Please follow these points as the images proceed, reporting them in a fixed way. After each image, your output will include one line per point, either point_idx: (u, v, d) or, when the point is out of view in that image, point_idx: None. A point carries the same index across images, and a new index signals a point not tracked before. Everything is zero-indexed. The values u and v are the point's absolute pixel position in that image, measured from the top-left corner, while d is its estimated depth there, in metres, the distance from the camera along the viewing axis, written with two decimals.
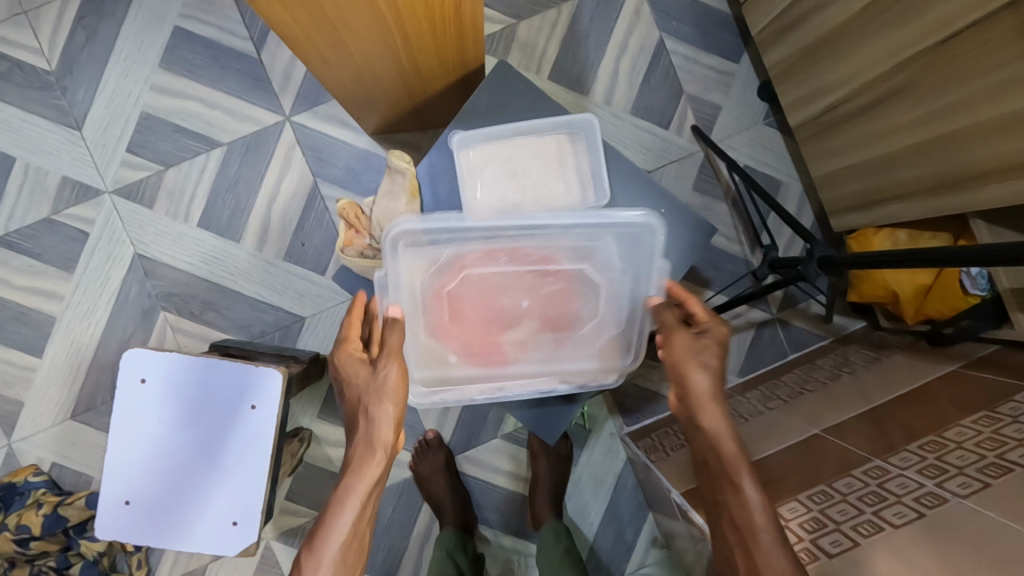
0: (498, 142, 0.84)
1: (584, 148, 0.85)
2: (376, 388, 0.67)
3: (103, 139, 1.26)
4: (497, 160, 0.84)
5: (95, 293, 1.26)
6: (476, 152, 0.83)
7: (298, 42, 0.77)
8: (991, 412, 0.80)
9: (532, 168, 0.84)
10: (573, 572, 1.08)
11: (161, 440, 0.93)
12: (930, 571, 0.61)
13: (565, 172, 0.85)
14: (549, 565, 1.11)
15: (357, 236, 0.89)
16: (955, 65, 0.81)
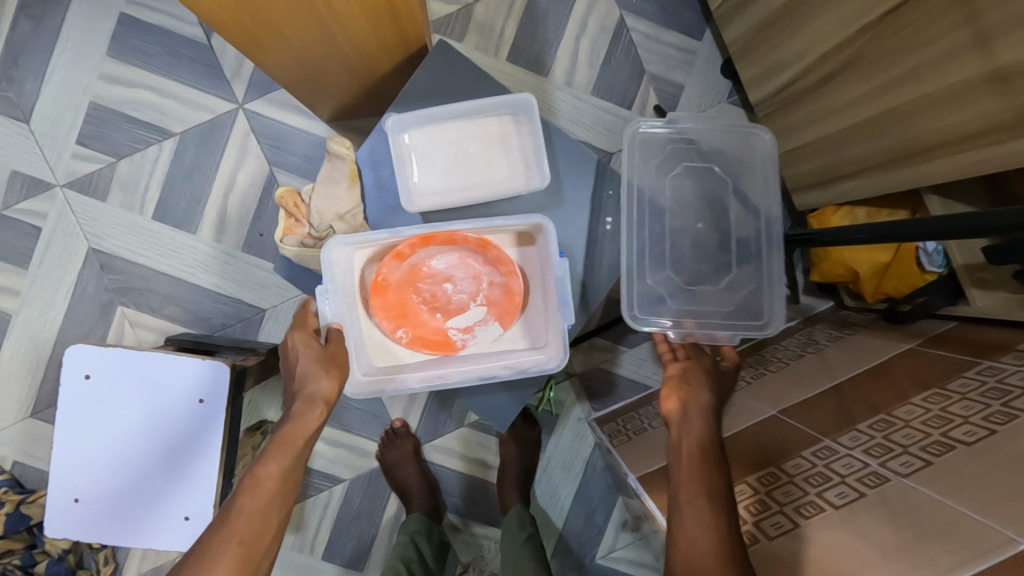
0: (438, 125, 0.84)
1: (526, 128, 0.84)
2: (308, 369, 0.73)
3: (53, 131, 1.23)
4: (437, 143, 0.84)
5: (52, 289, 1.24)
6: (414, 135, 0.84)
7: (232, 34, 0.75)
8: (942, 389, 0.79)
9: (472, 150, 0.85)
10: (534, 558, 1.08)
11: (108, 436, 0.91)
12: (857, 552, 0.64)
13: (504, 154, 0.84)
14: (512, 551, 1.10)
15: (297, 224, 0.87)
16: (901, 36, 0.79)
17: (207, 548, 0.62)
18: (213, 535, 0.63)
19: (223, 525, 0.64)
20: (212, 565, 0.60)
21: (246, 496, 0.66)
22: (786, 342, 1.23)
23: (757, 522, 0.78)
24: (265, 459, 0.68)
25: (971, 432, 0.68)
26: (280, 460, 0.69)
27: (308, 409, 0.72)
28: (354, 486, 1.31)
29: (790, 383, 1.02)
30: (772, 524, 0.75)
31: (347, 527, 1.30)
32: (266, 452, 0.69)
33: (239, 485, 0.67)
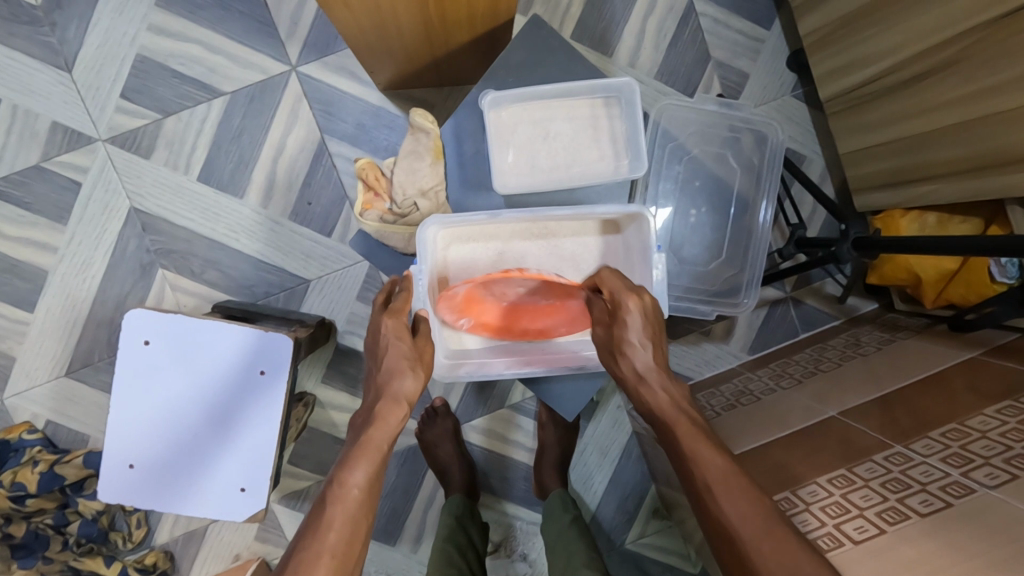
0: (532, 101, 0.81)
1: (619, 113, 0.82)
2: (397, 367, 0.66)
3: (96, 81, 1.17)
4: (530, 120, 0.81)
5: (91, 246, 1.20)
6: (508, 110, 0.80)
7: None
8: (1015, 402, 0.81)
9: (564, 131, 0.82)
10: (581, 537, 1.09)
11: (163, 402, 0.89)
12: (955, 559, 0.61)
13: (594, 137, 0.82)
14: (557, 533, 1.11)
15: (377, 199, 0.84)
16: (1012, 42, 0.77)
17: (300, 560, 0.55)
18: (304, 545, 0.56)
19: (315, 532, 0.57)
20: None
21: (335, 506, 0.58)
22: (832, 343, 1.23)
23: (837, 525, 0.72)
24: (351, 466, 0.61)
25: None
26: (369, 466, 0.61)
27: (394, 411, 0.64)
28: (391, 461, 1.30)
29: (846, 384, 1.02)
30: (853, 528, 0.70)
31: (382, 501, 1.30)
32: (349, 458, 0.62)
33: (322, 492, 0.60)
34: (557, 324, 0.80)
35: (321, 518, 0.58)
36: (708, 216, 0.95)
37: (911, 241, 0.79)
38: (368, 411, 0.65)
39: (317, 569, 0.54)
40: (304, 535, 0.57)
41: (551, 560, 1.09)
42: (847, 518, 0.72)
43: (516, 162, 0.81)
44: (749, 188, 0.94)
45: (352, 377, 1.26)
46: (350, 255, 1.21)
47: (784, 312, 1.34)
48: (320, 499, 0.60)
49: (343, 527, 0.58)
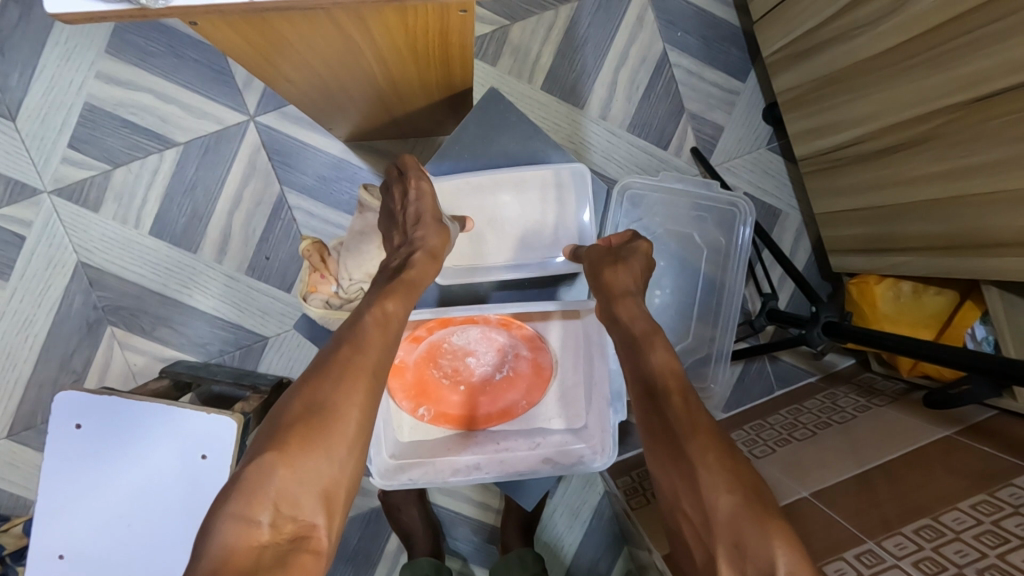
0: (482, 181, 0.80)
1: (569, 198, 0.82)
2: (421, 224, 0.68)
3: (41, 131, 1.12)
4: (478, 200, 0.81)
5: (34, 303, 1.14)
6: (458, 189, 0.79)
7: (248, 59, 0.65)
8: (991, 498, 0.77)
9: (511, 216, 0.82)
10: None
11: (97, 483, 0.84)
12: None
13: (539, 220, 0.83)
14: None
15: (323, 281, 0.79)
16: (984, 126, 0.74)
17: (285, 422, 0.52)
18: (290, 411, 0.53)
19: (325, 398, 0.54)
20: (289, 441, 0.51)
21: (327, 374, 0.55)
22: (808, 405, 1.19)
23: None
24: (354, 340, 0.58)
25: None
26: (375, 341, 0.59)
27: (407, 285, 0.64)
28: (352, 523, 1.25)
29: (821, 459, 0.98)
30: None
31: (343, 565, 1.25)
32: (350, 336, 0.59)
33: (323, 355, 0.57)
34: (518, 398, 0.77)
35: (324, 386, 0.54)
36: (675, 296, 0.91)
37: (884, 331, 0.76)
38: (364, 306, 0.61)
39: (299, 433, 0.51)
40: (307, 403, 0.54)
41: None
42: None
43: (460, 245, 0.81)
44: (718, 269, 0.91)
45: None
46: None
47: (759, 367, 1.31)
48: (323, 365, 0.57)
49: (356, 397, 0.55)
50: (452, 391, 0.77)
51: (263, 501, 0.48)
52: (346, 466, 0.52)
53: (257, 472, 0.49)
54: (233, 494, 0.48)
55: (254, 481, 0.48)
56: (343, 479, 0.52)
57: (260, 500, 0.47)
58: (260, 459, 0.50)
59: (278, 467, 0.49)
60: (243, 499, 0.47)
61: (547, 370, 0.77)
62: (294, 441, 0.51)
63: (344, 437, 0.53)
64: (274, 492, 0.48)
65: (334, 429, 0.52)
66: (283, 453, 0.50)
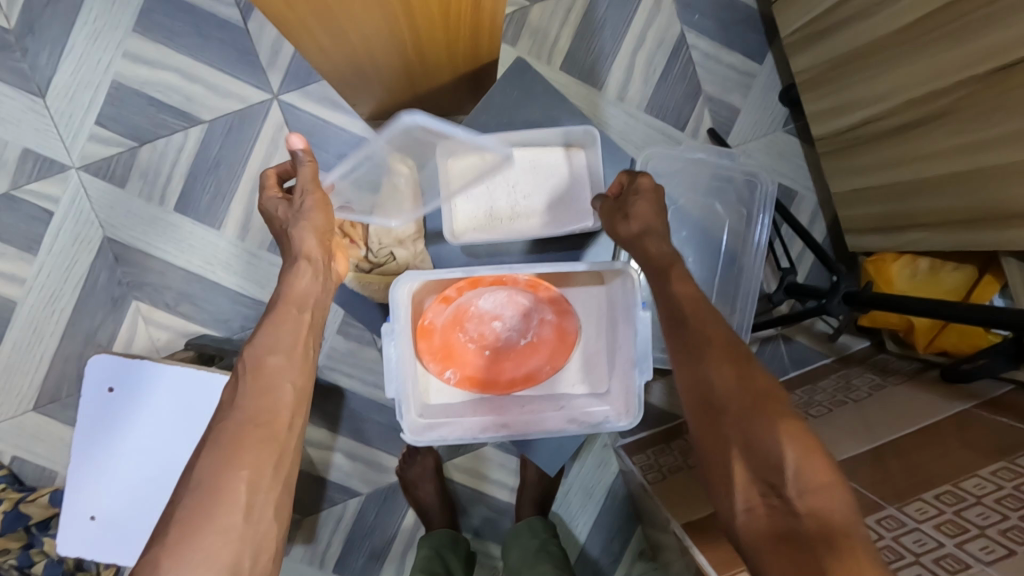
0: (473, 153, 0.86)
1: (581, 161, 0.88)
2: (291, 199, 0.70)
3: (69, 109, 1.14)
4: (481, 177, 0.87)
5: (61, 278, 1.16)
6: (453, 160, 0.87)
7: (288, 25, 0.67)
8: (1011, 464, 0.78)
9: (524, 184, 0.88)
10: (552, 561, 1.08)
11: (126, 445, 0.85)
12: None
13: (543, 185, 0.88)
14: (525, 558, 1.10)
15: (353, 246, 0.88)
16: (1009, 95, 0.75)
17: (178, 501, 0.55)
18: (188, 485, 0.55)
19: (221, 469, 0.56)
20: (189, 516, 0.54)
21: (226, 433, 0.58)
22: (824, 385, 1.20)
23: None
24: (246, 388, 0.61)
25: None
26: (285, 370, 0.63)
27: (295, 297, 0.67)
28: (370, 500, 1.27)
29: (839, 432, 1.00)
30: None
31: (360, 541, 1.27)
32: (248, 383, 0.62)
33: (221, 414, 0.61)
34: (542, 364, 0.78)
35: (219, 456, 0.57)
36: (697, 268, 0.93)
37: None
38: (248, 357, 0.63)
39: (200, 503, 0.54)
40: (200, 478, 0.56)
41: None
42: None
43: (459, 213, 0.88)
44: (738, 242, 0.93)
45: (330, 412, 1.24)
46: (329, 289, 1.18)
47: (774, 349, 1.31)
48: (217, 431, 0.59)
49: (254, 456, 0.57)
50: (476, 356, 0.78)
51: None
52: (246, 531, 0.54)
53: (151, 566, 0.52)
54: None
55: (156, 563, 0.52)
56: (246, 548, 0.54)
57: None
58: (153, 552, 0.52)
59: (177, 551, 0.52)
60: None
61: (571, 336, 0.78)
62: (181, 526, 0.53)
63: (247, 499, 0.55)
64: None
65: (229, 498, 0.55)
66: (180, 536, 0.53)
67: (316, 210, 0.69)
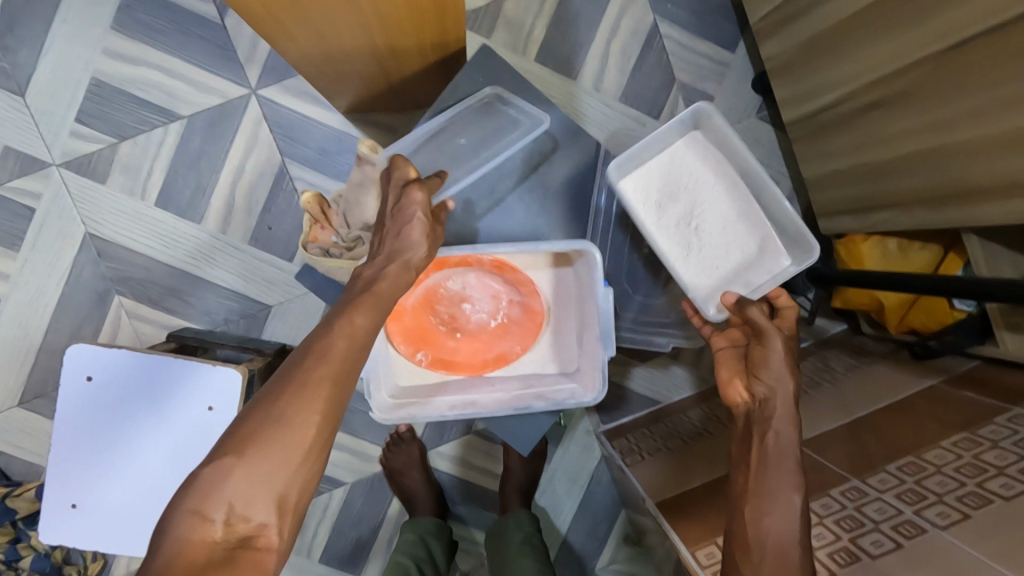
0: (710, 159, 0.99)
1: (744, 201, 0.98)
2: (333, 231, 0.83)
3: (50, 106, 1.15)
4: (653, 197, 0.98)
5: (45, 274, 1.18)
6: (651, 154, 1.00)
7: (254, 16, 0.69)
8: (972, 435, 0.79)
9: (708, 223, 0.97)
10: (535, 556, 1.10)
11: (121, 436, 0.86)
12: None
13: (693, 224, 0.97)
14: (509, 550, 1.12)
15: (323, 231, 0.83)
16: (964, 72, 0.76)
17: (254, 429, 0.50)
18: (267, 413, 0.51)
19: (266, 410, 0.51)
20: (253, 445, 0.49)
21: (316, 362, 0.54)
22: (801, 367, 1.22)
23: (853, 539, 0.72)
24: (335, 325, 0.57)
25: (1008, 485, 0.69)
26: (370, 314, 0.59)
27: (377, 297, 0.60)
28: (355, 489, 1.28)
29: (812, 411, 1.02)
30: (869, 543, 0.70)
31: (346, 530, 1.28)
32: (338, 314, 0.59)
33: (301, 349, 0.56)
34: (512, 344, 0.79)
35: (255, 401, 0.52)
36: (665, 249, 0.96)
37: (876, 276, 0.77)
38: (333, 314, 0.58)
39: (268, 428, 0.50)
40: (266, 411, 0.51)
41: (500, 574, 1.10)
42: (862, 534, 0.72)
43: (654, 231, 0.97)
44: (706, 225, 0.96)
45: None
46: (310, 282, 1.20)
47: None
48: (288, 370, 0.54)
49: (317, 400, 0.52)
50: (448, 339, 0.79)
51: (215, 502, 0.47)
52: (302, 466, 0.51)
53: (207, 478, 0.48)
54: (185, 494, 0.48)
55: (204, 482, 0.48)
56: (297, 481, 0.50)
57: (208, 503, 0.47)
58: (217, 460, 0.49)
59: (236, 469, 0.49)
60: (194, 501, 0.47)
61: (540, 315, 0.79)
62: (242, 445, 0.49)
63: (297, 446, 0.51)
64: (218, 495, 0.47)
65: (287, 433, 0.50)
66: (242, 453, 0.49)
67: (426, 227, 0.66)
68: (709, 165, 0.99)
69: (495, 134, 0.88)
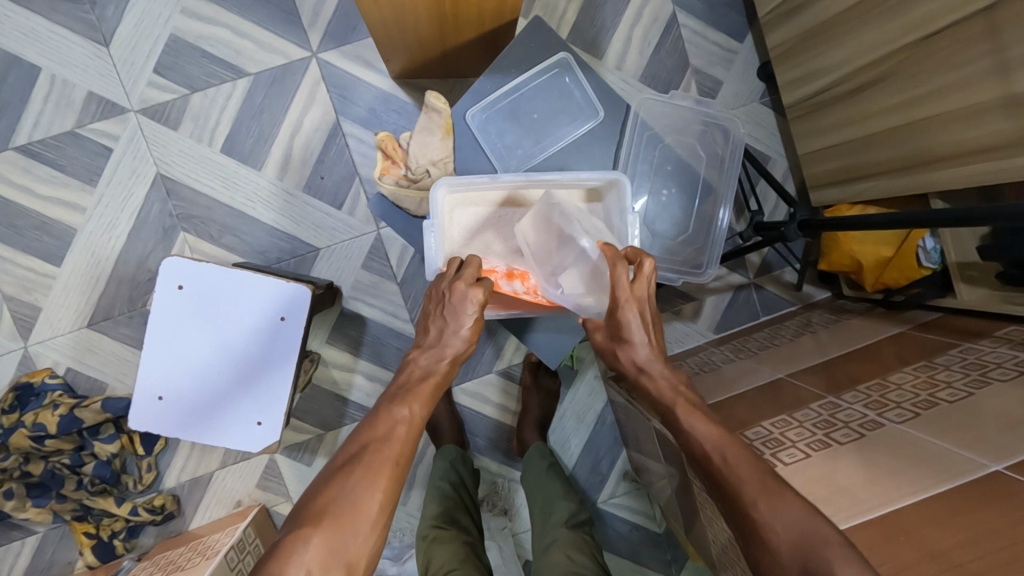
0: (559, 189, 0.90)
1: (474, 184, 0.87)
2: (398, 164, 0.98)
3: (131, 57, 1.29)
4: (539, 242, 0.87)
5: (118, 208, 1.31)
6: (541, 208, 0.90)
7: None
8: (929, 362, 0.96)
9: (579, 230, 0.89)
10: (558, 482, 1.23)
11: (203, 378, 1.01)
12: (885, 467, 0.76)
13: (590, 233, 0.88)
14: (534, 478, 1.26)
15: (393, 166, 0.98)
16: (935, 57, 0.92)
17: (328, 502, 0.68)
18: (341, 491, 0.68)
19: (344, 486, 0.69)
20: (333, 515, 0.66)
21: (377, 452, 0.72)
22: (787, 324, 1.38)
23: (826, 433, 0.87)
24: (391, 412, 0.75)
25: (953, 393, 0.85)
26: (419, 406, 0.77)
27: (425, 393, 0.78)
28: None
29: (796, 354, 1.18)
30: (840, 434, 0.85)
31: None
32: (396, 402, 0.77)
33: (366, 438, 0.74)
34: None
35: (354, 462, 0.71)
36: (679, 195, 1.07)
37: (860, 222, 0.93)
38: (389, 408, 0.76)
39: (340, 505, 0.67)
40: (341, 489, 0.69)
41: (531, 501, 1.24)
42: (834, 429, 0.87)
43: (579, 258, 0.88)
44: (715, 173, 1.07)
45: (353, 338, 1.39)
46: (372, 225, 1.35)
47: (747, 297, 1.48)
48: (354, 459, 0.71)
49: (379, 480, 0.70)
50: (507, 281, 0.86)
51: (296, 566, 0.62)
52: (369, 534, 0.67)
53: (292, 543, 0.64)
54: (270, 558, 0.63)
55: (288, 549, 0.63)
56: (363, 552, 0.66)
57: (294, 562, 0.62)
58: (297, 530, 0.65)
59: (314, 534, 0.65)
60: (284, 562, 0.62)
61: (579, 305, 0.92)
62: (323, 519, 0.66)
63: (364, 518, 0.67)
64: (304, 558, 0.62)
65: (356, 508, 0.67)
66: (320, 524, 0.65)
67: (471, 334, 0.81)
68: (444, 184, 0.87)
69: (563, 118, 0.99)
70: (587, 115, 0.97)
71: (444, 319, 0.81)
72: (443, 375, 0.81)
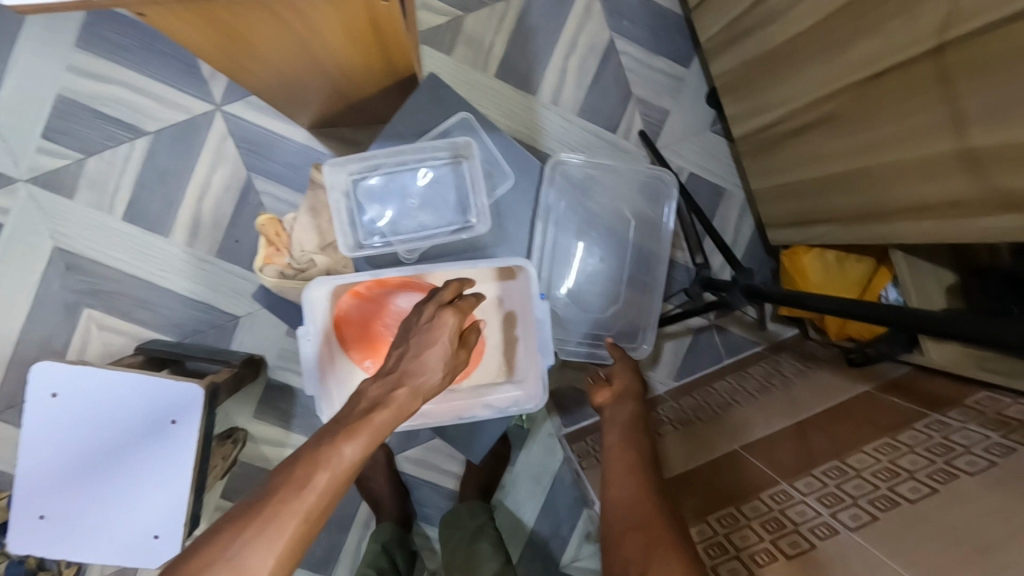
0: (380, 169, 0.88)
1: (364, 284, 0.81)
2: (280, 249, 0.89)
3: (16, 122, 1.17)
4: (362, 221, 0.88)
5: (14, 286, 1.20)
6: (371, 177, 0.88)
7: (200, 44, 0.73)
8: (892, 440, 0.84)
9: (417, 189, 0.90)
10: (489, 542, 1.13)
11: (88, 483, 0.91)
12: None
13: (463, 190, 0.89)
14: (462, 538, 1.15)
15: (277, 254, 0.88)
16: (887, 100, 0.80)
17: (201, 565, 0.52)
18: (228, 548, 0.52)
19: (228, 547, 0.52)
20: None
21: (285, 503, 0.54)
22: (753, 371, 1.26)
23: (773, 540, 0.76)
24: (325, 442, 0.56)
25: (915, 488, 0.74)
26: (367, 443, 0.56)
27: (375, 426, 0.57)
28: None
29: (757, 414, 1.05)
30: (788, 543, 0.75)
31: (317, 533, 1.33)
32: (339, 431, 0.57)
33: (284, 477, 0.56)
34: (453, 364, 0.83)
35: (256, 512, 0.54)
36: (605, 263, 1.05)
37: None
38: (320, 441, 0.57)
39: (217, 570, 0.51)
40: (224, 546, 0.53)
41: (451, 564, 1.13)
42: (782, 534, 0.76)
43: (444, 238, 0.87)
44: (647, 233, 1.05)
45: (283, 411, 1.28)
46: None
47: (709, 339, 1.38)
48: (255, 506, 0.55)
49: (278, 538, 0.53)
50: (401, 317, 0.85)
51: None
52: None
53: None
54: None
55: None
56: None
57: None
58: None
59: None
60: None
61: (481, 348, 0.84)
62: None
63: None
64: None
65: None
66: None
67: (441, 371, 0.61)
68: (313, 288, 0.79)
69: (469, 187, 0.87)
70: (497, 179, 0.86)
71: (405, 344, 0.62)
72: (400, 412, 0.58)
